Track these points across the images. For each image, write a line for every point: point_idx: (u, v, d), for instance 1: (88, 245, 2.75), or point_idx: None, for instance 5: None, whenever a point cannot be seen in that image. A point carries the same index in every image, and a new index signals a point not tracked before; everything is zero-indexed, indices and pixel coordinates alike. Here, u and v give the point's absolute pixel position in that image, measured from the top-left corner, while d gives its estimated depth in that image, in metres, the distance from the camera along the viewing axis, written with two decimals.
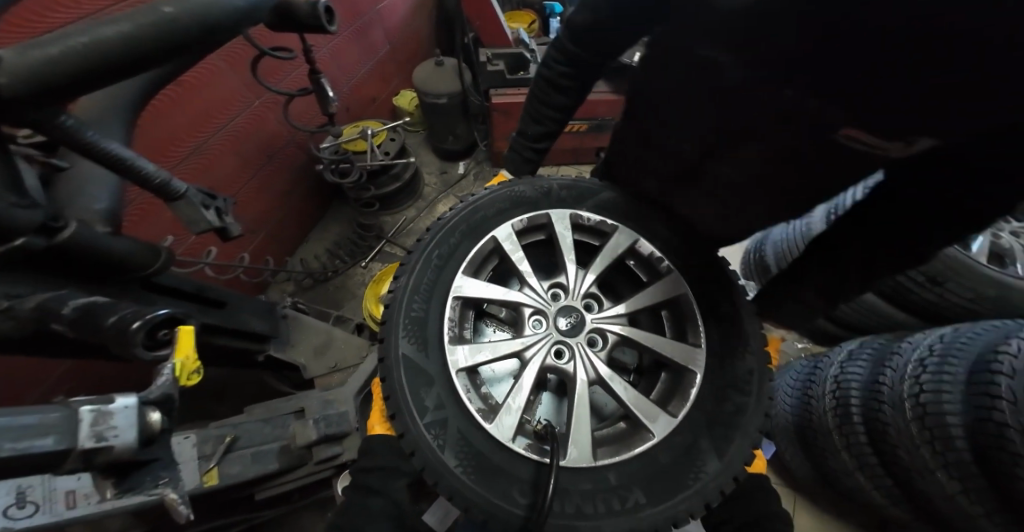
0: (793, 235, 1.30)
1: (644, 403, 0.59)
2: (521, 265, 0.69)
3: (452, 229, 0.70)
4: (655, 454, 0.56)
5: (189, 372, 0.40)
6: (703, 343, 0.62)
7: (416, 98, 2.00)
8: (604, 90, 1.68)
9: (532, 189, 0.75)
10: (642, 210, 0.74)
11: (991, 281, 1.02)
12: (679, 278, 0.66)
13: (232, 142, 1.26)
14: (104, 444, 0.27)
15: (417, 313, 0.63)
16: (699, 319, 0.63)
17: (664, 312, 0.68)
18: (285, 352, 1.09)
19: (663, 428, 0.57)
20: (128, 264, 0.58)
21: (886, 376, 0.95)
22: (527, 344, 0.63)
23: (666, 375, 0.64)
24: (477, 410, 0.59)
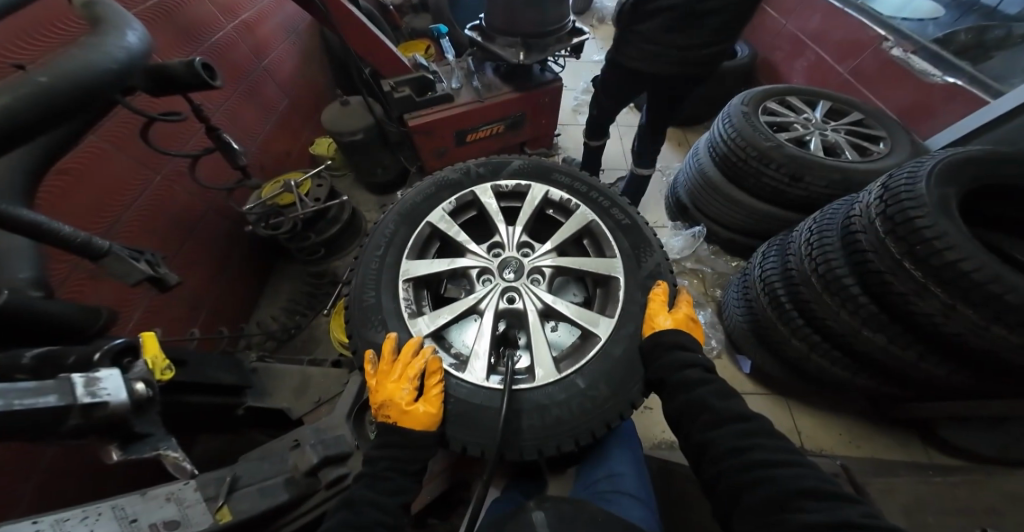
0: (692, 174, 1.60)
1: (586, 313, 0.68)
2: (459, 236, 0.78)
3: (387, 222, 0.78)
4: (608, 351, 0.65)
5: (160, 368, 0.57)
6: (617, 253, 0.73)
7: (333, 142, 2.07)
8: (505, 91, 1.83)
9: (454, 172, 0.85)
10: (545, 167, 0.85)
11: (831, 167, 1.27)
12: (586, 209, 0.78)
13: (154, 209, 1.21)
14: (100, 397, 0.42)
15: (371, 300, 0.69)
16: (609, 235, 0.74)
17: (585, 240, 0.78)
18: (265, 400, 1.08)
19: (605, 328, 0.67)
20: (67, 327, 0.58)
21: (793, 262, 1.12)
22: (479, 297, 0.71)
23: (598, 290, 0.74)
24: (449, 363, 0.67)
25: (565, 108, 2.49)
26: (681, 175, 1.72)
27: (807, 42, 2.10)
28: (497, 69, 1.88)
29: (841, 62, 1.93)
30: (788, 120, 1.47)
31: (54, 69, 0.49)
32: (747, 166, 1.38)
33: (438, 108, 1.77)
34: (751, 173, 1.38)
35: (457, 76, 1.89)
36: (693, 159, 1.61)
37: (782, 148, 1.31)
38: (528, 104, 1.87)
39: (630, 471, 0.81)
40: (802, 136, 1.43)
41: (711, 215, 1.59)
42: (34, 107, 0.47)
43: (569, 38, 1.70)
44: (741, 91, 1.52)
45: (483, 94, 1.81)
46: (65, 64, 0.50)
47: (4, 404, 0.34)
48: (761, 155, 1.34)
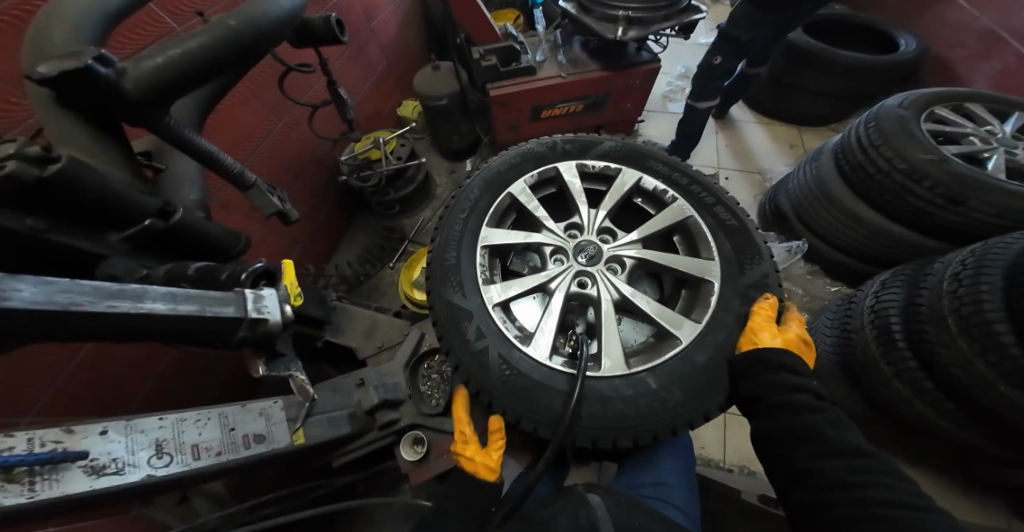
0: (807, 181, 1.51)
1: (668, 315, 0.69)
2: (537, 212, 0.78)
3: (472, 187, 0.80)
4: (691, 357, 0.66)
5: (295, 294, 0.65)
6: (715, 256, 0.72)
7: (418, 106, 2.15)
8: (593, 69, 1.75)
9: (539, 145, 0.85)
10: (640, 153, 0.83)
11: (1013, 192, 1.10)
12: (683, 203, 0.76)
13: (276, 150, 1.33)
14: (263, 312, 0.51)
15: (450, 261, 0.72)
16: (708, 235, 0.73)
17: (675, 237, 0.77)
18: (339, 336, 1.20)
19: (688, 333, 0.68)
20: (215, 247, 0.68)
21: (924, 297, 1.03)
22: (551, 276, 0.73)
23: (685, 291, 0.75)
24: (514, 335, 0.68)
25: (655, 94, 2.35)
26: (790, 180, 1.63)
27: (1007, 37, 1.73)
28: (589, 44, 1.80)
29: None
30: (963, 132, 1.28)
31: (241, 15, 0.56)
32: (882, 180, 1.27)
33: (520, 80, 1.74)
34: (891, 189, 1.26)
35: (543, 49, 1.84)
36: (814, 164, 1.51)
37: (946, 164, 1.15)
38: (616, 85, 1.79)
39: (675, 482, 0.81)
40: (980, 152, 1.24)
41: (817, 228, 1.51)
42: (217, 48, 0.54)
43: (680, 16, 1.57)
44: (900, 95, 1.36)
45: (566, 69, 1.75)
46: (251, 12, 0.57)
47: (200, 308, 0.44)
48: (909, 170, 1.20)
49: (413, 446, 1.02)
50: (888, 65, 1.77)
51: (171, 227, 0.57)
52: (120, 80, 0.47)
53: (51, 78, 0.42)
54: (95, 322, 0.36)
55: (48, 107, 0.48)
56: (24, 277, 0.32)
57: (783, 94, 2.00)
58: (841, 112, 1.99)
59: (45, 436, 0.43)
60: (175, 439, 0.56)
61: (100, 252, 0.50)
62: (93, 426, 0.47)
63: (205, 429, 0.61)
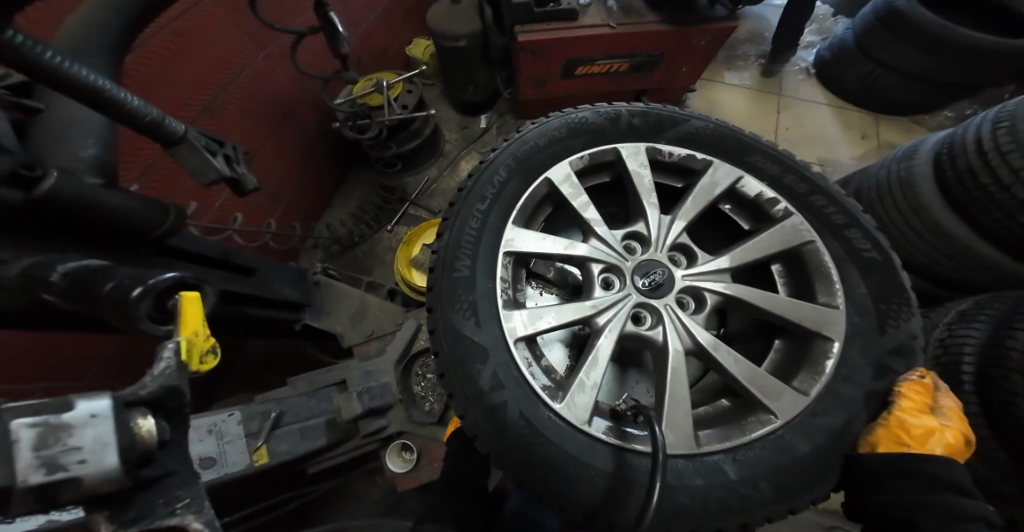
0: (878, 175, 1.17)
1: (763, 380, 0.53)
2: (585, 212, 0.58)
3: (498, 164, 0.59)
4: (794, 446, 0.50)
5: (201, 353, 0.31)
6: (840, 303, 0.55)
7: (431, 45, 1.81)
8: (647, 19, 1.44)
9: (596, 115, 0.63)
10: (741, 142, 0.63)
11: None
12: (800, 222, 0.58)
13: (248, 97, 1.04)
14: (63, 476, 0.18)
15: (462, 271, 0.54)
16: (830, 268, 0.57)
17: (775, 266, 0.61)
18: (322, 321, 0.99)
19: (786, 407, 0.52)
20: (133, 226, 0.46)
21: (1018, 340, 0.78)
22: (599, 307, 0.54)
23: (779, 342, 0.59)
24: (542, 388, 0.52)
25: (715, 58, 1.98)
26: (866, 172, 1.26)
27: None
28: None
29: None
30: None
31: None
32: (995, 194, 0.92)
33: (556, 26, 1.43)
34: (998, 205, 0.93)
35: None
36: (899, 154, 1.15)
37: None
38: (673, 44, 1.49)
39: None
40: None
41: None
42: None
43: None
44: None
45: (616, 18, 1.44)
46: None
47: None
48: None
49: (401, 454, 0.88)
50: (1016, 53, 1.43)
51: (38, 203, 0.35)
52: None
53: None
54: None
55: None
56: None
57: (869, 72, 1.70)
58: (933, 100, 1.70)
59: None
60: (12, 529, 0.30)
61: None
62: None
63: None
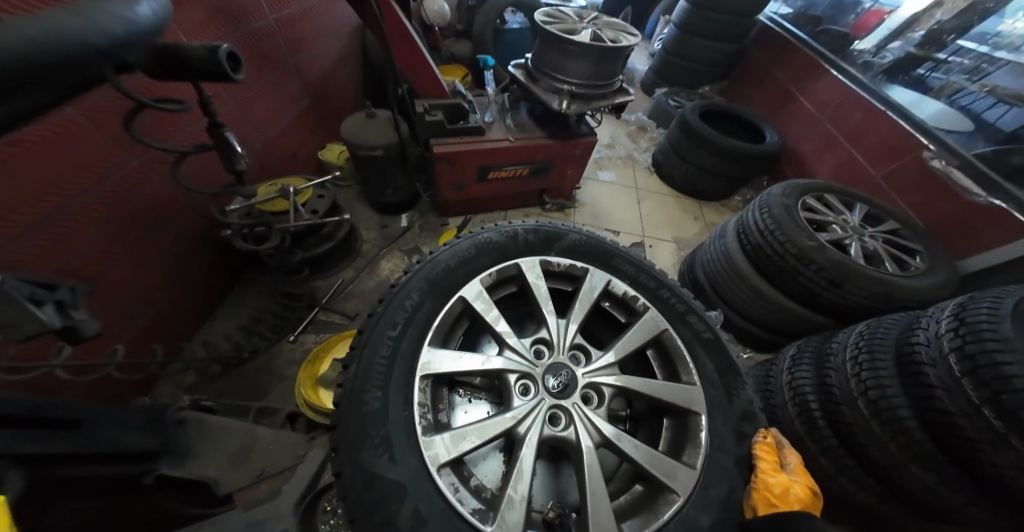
0: (713, 255, 1.56)
1: (661, 460, 0.56)
2: (498, 325, 0.61)
3: (411, 288, 0.61)
4: (694, 520, 0.53)
5: None
6: (697, 380, 0.63)
7: (346, 150, 1.91)
8: (536, 135, 1.71)
9: (498, 235, 0.70)
10: (606, 249, 0.74)
11: (873, 278, 1.24)
12: (656, 314, 0.68)
13: (102, 211, 0.95)
14: None
15: (375, 403, 0.51)
16: (685, 352, 0.65)
17: (649, 351, 0.67)
18: (181, 471, 0.79)
19: (685, 483, 0.55)
20: None
21: (833, 378, 1.01)
22: (519, 417, 0.54)
23: (668, 420, 0.62)
24: (472, 511, 0.48)
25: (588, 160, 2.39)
26: (701, 253, 1.67)
27: (840, 137, 2.01)
28: (535, 111, 1.79)
29: (875, 165, 1.82)
30: (826, 220, 1.46)
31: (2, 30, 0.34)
32: (779, 263, 1.35)
33: (468, 139, 1.63)
34: (785, 270, 1.35)
35: (491, 110, 1.78)
36: (718, 239, 1.58)
37: (824, 251, 1.28)
38: (557, 153, 1.76)
39: None
40: (841, 239, 1.40)
41: (727, 300, 1.53)
42: None
43: (613, 96, 1.62)
44: (782, 183, 1.53)
45: (514, 134, 1.69)
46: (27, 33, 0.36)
47: None
48: (800, 254, 1.30)
49: None
50: (761, 154, 2.04)
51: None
52: None
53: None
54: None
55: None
56: None
57: (688, 172, 2.18)
58: (731, 190, 2.22)
59: None
60: None
61: None
62: None
63: None
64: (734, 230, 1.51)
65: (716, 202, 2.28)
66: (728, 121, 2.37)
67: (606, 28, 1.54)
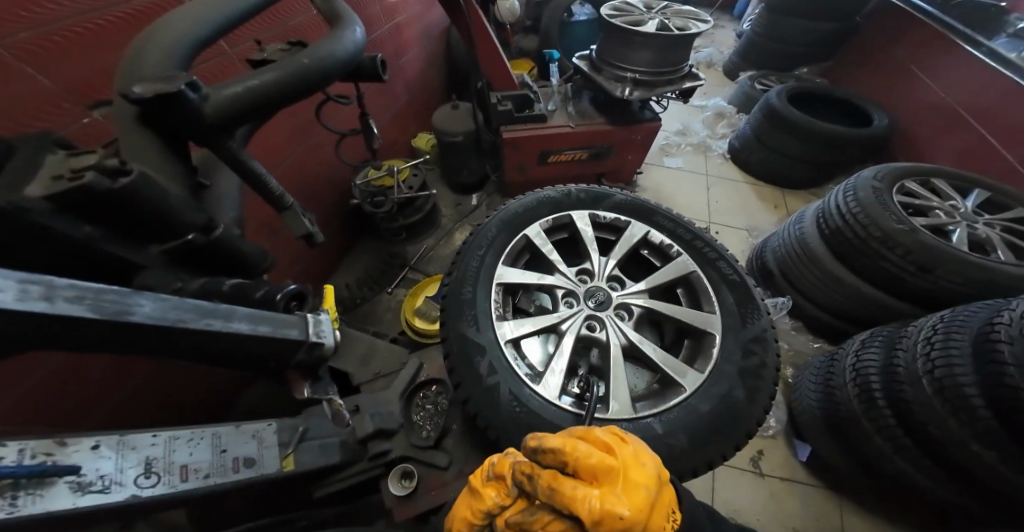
0: (789, 242, 1.60)
1: (674, 363, 0.74)
2: (551, 255, 0.84)
3: (491, 227, 0.85)
4: (694, 405, 0.70)
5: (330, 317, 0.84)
6: (716, 309, 0.80)
7: (432, 138, 2.23)
8: (599, 122, 1.88)
9: (555, 193, 0.92)
10: (648, 208, 0.92)
11: (975, 264, 1.19)
12: (687, 259, 0.85)
13: (303, 163, 1.39)
14: (321, 337, 0.62)
15: (467, 295, 0.77)
16: (710, 291, 0.81)
17: (679, 289, 0.86)
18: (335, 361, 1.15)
19: (692, 380, 0.72)
20: (246, 266, 0.61)
21: (900, 357, 1.02)
22: (562, 318, 0.77)
23: (688, 341, 0.81)
24: (525, 373, 0.72)
25: (652, 146, 2.46)
26: (773, 240, 1.71)
27: (965, 117, 1.87)
28: (598, 99, 1.93)
29: (1008, 149, 1.68)
30: (928, 205, 1.42)
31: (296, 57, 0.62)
32: (859, 247, 1.36)
33: (533, 125, 1.85)
34: (865, 254, 1.35)
35: (554, 100, 1.97)
36: (796, 226, 1.61)
37: (913, 234, 1.26)
38: (617, 138, 1.91)
39: None
40: (943, 225, 1.35)
41: (800, 284, 1.56)
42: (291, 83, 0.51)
43: (680, 81, 1.69)
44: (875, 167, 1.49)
45: (574, 120, 1.88)
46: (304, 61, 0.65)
47: (272, 330, 0.54)
48: (884, 237, 1.29)
49: (401, 480, 0.89)
50: (861, 140, 1.98)
51: (212, 243, 0.52)
52: (202, 105, 0.44)
53: (144, 100, 0.39)
54: (186, 335, 0.43)
55: (127, 123, 0.45)
56: (146, 294, 0.40)
57: (768, 158, 2.18)
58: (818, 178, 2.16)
59: (36, 447, 0.36)
60: (168, 458, 0.48)
61: (141, 265, 0.44)
62: (88, 437, 0.41)
63: (197, 449, 0.52)
64: (816, 215, 1.53)
65: (804, 191, 2.23)
66: (829, 104, 2.27)
67: (675, 16, 1.63)
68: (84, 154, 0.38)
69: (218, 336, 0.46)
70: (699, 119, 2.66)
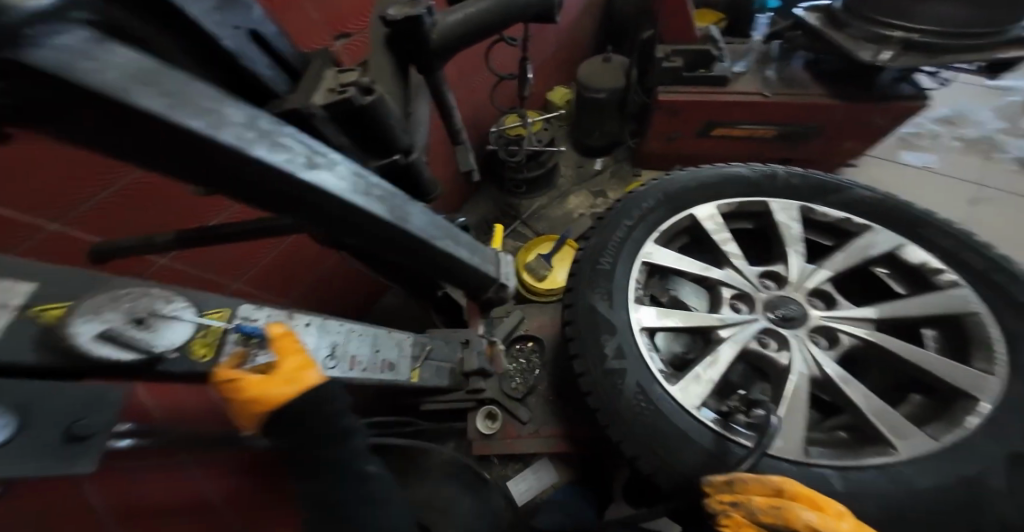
0: None
1: (893, 420, 0.58)
2: (726, 245, 0.71)
3: (650, 196, 0.75)
4: (884, 483, 0.54)
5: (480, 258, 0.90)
6: (996, 369, 0.59)
7: (569, 93, 2.08)
8: (819, 92, 1.48)
9: (750, 172, 0.76)
10: (911, 217, 0.72)
11: None
12: (965, 294, 0.64)
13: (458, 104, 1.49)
14: None
15: (604, 266, 0.70)
16: (991, 344, 0.61)
17: (931, 329, 0.67)
18: None
19: (916, 445, 0.56)
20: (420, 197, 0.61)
21: None
22: (726, 322, 0.65)
23: (921, 397, 0.63)
24: (659, 370, 0.64)
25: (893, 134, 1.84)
26: None
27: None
28: (801, 67, 1.55)
29: None
30: None
31: None
32: None
33: (704, 88, 1.58)
34: None
35: (749, 58, 1.63)
36: None
37: None
38: (837, 117, 1.51)
39: None
40: None
41: None
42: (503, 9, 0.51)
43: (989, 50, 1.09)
44: None
45: (773, 88, 1.53)
46: None
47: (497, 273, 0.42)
48: None
49: (485, 419, 0.89)
50: None
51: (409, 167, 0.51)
52: (433, 29, 0.48)
53: (396, 22, 0.44)
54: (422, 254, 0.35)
55: (375, 44, 0.47)
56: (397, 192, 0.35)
57: None
58: None
59: (273, 315, 0.50)
60: (343, 347, 0.57)
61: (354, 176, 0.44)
62: (299, 318, 0.53)
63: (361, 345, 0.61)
64: None
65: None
66: None
67: None
68: (348, 73, 0.41)
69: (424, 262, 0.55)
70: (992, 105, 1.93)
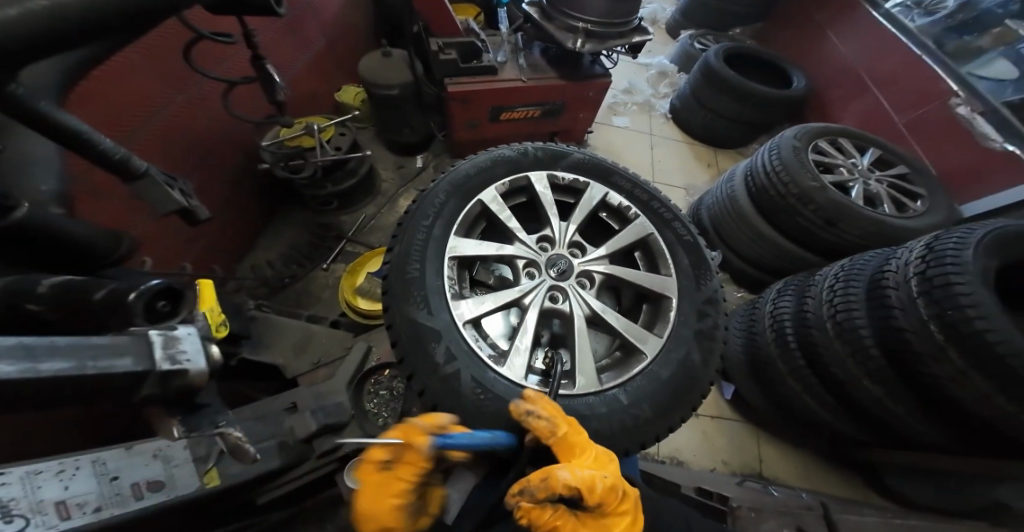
0: (773, 185, 1.44)
1: (635, 329, 0.71)
2: (509, 222, 0.75)
3: (437, 190, 0.74)
4: (661, 375, 0.68)
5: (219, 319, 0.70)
6: (672, 272, 0.77)
7: (362, 91, 1.95)
8: (549, 76, 1.74)
9: (511, 151, 0.82)
10: (604, 168, 0.85)
11: (866, 218, 1.33)
12: (643, 222, 0.80)
13: (179, 122, 1.08)
14: (179, 364, 0.39)
15: (413, 272, 0.66)
16: (665, 253, 0.78)
17: (637, 253, 0.82)
18: (259, 353, 0.99)
19: (653, 346, 0.70)
20: (83, 250, 0.58)
21: (812, 310, 1.09)
22: (525, 291, 0.70)
23: (647, 306, 0.78)
24: (488, 356, 0.65)
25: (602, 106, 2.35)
26: (708, 197, 1.74)
27: (870, 84, 1.98)
28: (549, 53, 1.80)
29: (900, 110, 1.82)
30: (834, 162, 1.51)
31: None
32: (781, 202, 1.43)
33: (476, 79, 1.67)
34: (788, 208, 1.43)
35: (504, 50, 1.79)
36: (727, 183, 1.64)
37: (825, 192, 1.36)
38: (571, 94, 1.79)
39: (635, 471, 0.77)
40: (846, 181, 1.47)
41: (728, 239, 1.62)
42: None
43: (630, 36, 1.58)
44: (798, 127, 1.56)
45: (526, 73, 1.73)
46: None
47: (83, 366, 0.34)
48: (802, 194, 1.38)
49: (359, 474, 0.76)
50: (781, 100, 2.07)
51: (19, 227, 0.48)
52: None
53: None
54: None
55: None
56: None
57: (703, 117, 2.19)
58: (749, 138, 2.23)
59: None
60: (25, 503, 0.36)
61: None
62: None
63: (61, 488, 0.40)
64: (744, 172, 1.58)
65: (734, 149, 2.30)
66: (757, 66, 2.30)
67: None
68: None
69: (77, 380, 0.33)
70: (643, 78, 2.58)
